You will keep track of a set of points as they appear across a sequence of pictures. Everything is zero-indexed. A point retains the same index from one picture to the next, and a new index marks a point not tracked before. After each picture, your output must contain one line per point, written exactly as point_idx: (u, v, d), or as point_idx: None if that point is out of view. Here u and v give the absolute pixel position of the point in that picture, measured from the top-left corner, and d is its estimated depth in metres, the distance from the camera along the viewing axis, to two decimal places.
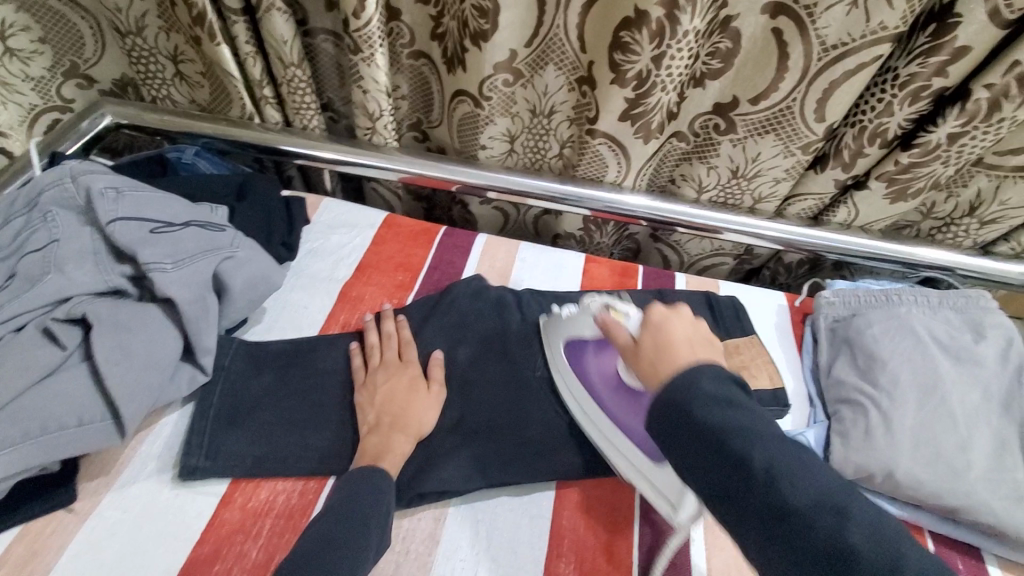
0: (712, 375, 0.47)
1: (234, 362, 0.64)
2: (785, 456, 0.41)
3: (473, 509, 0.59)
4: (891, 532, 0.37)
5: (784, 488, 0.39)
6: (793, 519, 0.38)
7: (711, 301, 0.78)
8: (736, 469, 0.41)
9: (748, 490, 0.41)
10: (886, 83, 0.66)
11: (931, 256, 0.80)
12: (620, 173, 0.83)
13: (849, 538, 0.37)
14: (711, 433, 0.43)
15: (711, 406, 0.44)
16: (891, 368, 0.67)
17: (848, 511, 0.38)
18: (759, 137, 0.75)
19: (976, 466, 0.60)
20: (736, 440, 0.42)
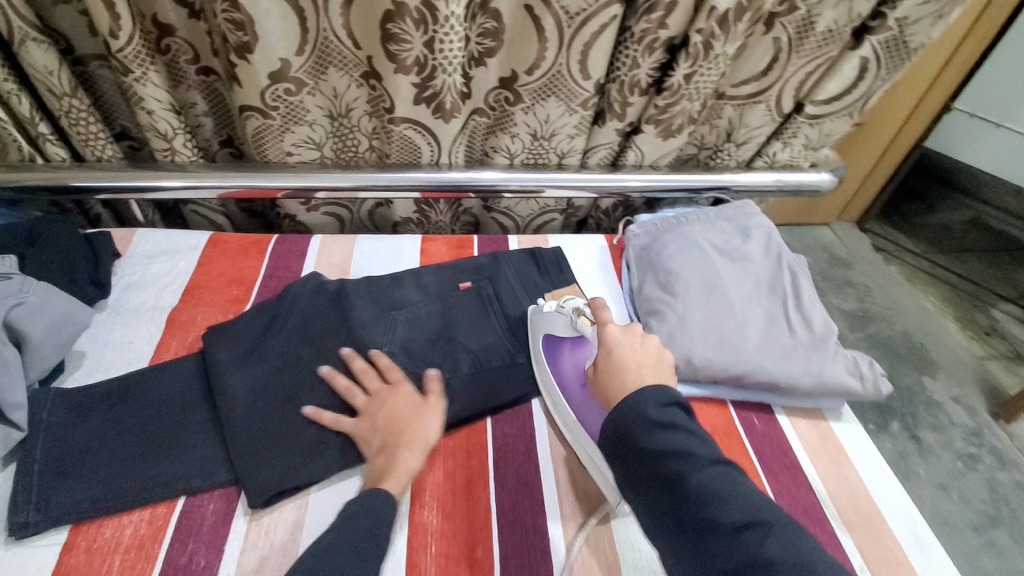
0: (654, 398, 0.54)
1: (54, 414, 0.61)
2: (716, 479, 0.49)
3: (335, 488, 0.61)
4: (773, 539, 0.45)
5: (712, 510, 0.48)
6: (715, 545, 0.47)
7: (535, 254, 0.86)
8: (674, 485, 0.50)
9: (683, 507, 0.49)
10: (631, 41, 0.77)
11: (705, 181, 0.96)
12: (434, 151, 0.88)
13: (768, 551, 0.44)
14: (654, 461, 0.51)
15: (647, 422, 0.53)
16: (682, 278, 0.79)
17: (751, 521, 0.46)
18: (543, 102, 0.83)
19: (751, 338, 0.74)
20: (646, 449, 0.52)
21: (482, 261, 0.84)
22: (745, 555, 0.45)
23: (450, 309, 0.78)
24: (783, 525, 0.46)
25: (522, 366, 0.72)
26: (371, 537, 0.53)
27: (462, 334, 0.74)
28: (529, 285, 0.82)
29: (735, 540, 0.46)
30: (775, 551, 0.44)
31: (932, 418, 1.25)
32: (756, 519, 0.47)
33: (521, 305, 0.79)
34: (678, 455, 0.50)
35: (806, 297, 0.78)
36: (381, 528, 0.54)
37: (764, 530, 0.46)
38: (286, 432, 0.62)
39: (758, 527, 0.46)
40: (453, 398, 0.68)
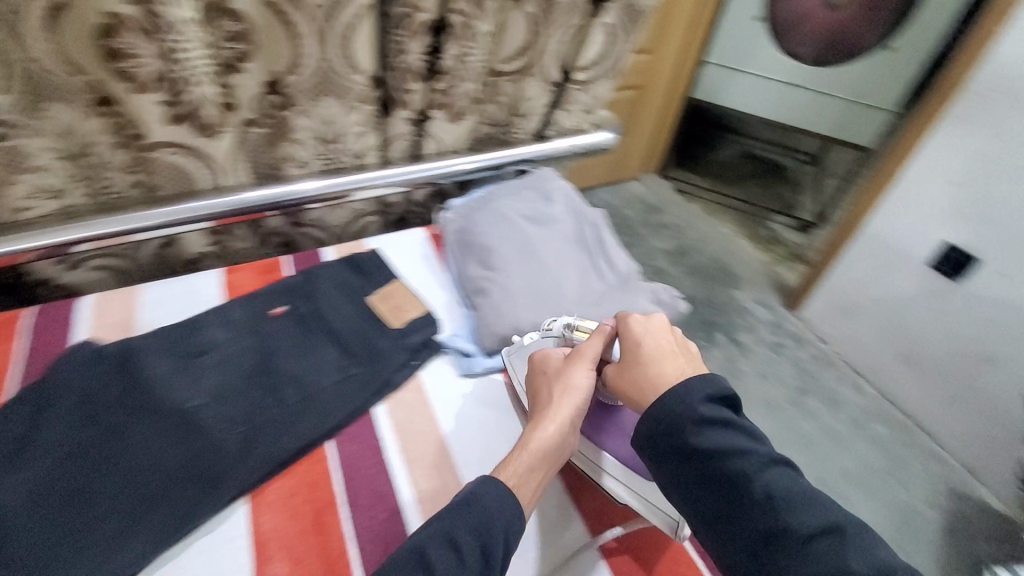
0: (700, 389, 0.51)
1: None
2: (781, 481, 0.46)
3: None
4: (852, 548, 0.42)
5: (782, 516, 0.44)
6: (788, 548, 0.43)
7: (353, 262, 0.82)
8: (733, 487, 0.46)
9: (745, 512, 0.46)
10: (395, 27, 0.76)
11: (503, 156, 1.00)
12: (213, 173, 0.80)
13: (846, 556, 0.41)
14: (710, 459, 0.47)
15: (698, 420, 0.49)
16: (497, 251, 0.82)
17: (824, 526, 0.43)
18: (319, 101, 0.80)
19: (569, 291, 0.79)
20: (697, 451, 0.48)
21: (293, 280, 0.78)
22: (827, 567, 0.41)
23: (266, 339, 0.71)
24: (852, 527, 0.43)
25: (357, 377, 0.69)
26: (485, 527, 0.51)
27: (284, 362, 0.68)
28: (350, 293, 0.78)
29: (810, 551, 0.42)
30: (858, 561, 0.41)
31: (747, 323, 1.47)
32: (827, 522, 0.43)
33: (344, 316, 0.75)
34: (736, 457, 0.47)
35: (607, 244, 0.87)
36: (494, 529, 0.51)
37: (840, 530, 0.43)
38: (79, 531, 0.53)
39: (830, 528, 0.43)
40: (284, 432, 0.62)
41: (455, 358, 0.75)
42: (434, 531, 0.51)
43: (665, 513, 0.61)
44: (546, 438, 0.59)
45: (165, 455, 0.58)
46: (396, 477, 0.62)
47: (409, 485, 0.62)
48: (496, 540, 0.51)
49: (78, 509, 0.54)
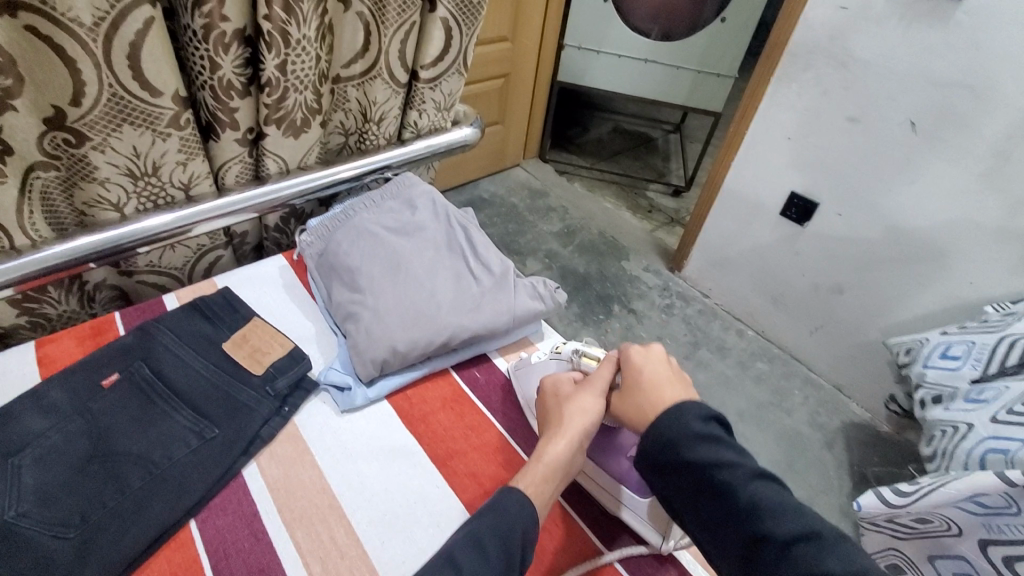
0: (694, 412, 0.53)
1: None
2: (767, 492, 0.48)
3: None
4: (831, 553, 0.45)
5: (766, 524, 0.47)
6: (775, 556, 0.46)
7: (198, 305, 0.72)
8: (723, 499, 0.49)
9: (733, 519, 0.48)
10: (196, 40, 0.68)
11: (360, 165, 0.93)
12: (0, 233, 0.67)
13: (826, 564, 0.44)
14: (699, 471, 0.50)
15: (691, 439, 0.51)
16: (364, 270, 0.77)
17: (804, 533, 0.46)
18: (118, 131, 0.69)
19: (444, 303, 0.75)
20: (691, 467, 0.50)
21: (126, 340, 0.67)
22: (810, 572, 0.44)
23: (96, 417, 0.60)
24: (831, 533, 0.46)
25: (218, 439, 0.61)
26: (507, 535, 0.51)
27: (123, 440, 0.59)
28: (198, 343, 0.69)
29: (792, 555, 0.45)
30: (838, 564, 0.44)
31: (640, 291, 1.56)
32: (808, 529, 0.46)
33: (194, 371, 0.66)
34: (724, 469, 0.49)
35: (479, 244, 0.84)
36: (514, 542, 0.51)
37: (818, 537, 0.46)
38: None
39: (811, 536, 0.46)
40: (129, 525, 0.53)
41: (332, 395, 0.69)
42: (461, 535, 0.52)
43: (658, 525, 0.60)
44: (560, 454, 0.59)
45: None
46: (274, 540, 0.56)
47: (292, 545, 0.56)
48: (518, 547, 0.52)
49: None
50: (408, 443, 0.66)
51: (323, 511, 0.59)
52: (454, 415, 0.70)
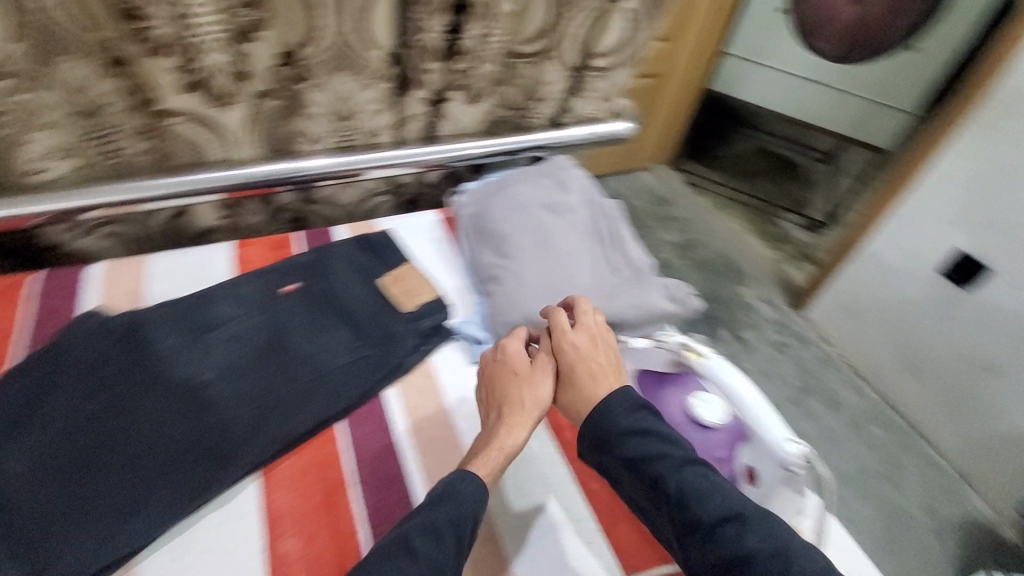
0: (625, 400, 0.55)
1: None
2: (696, 476, 0.50)
3: (165, 550, 0.53)
4: (752, 529, 0.47)
5: (693, 510, 0.48)
6: (705, 535, 0.47)
7: (365, 241, 0.81)
8: (653, 484, 0.51)
9: (665, 507, 0.50)
10: (412, 3, 0.74)
11: (525, 141, 0.98)
12: (224, 146, 0.79)
13: (744, 539, 0.46)
14: (633, 461, 0.52)
15: (626, 425, 0.54)
16: (514, 239, 0.81)
17: (723, 514, 0.48)
18: (334, 76, 0.77)
19: (580, 283, 0.78)
20: (626, 453, 0.52)
21: (304, 258, 0.77)
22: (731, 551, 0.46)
23: (276, 317, 0.71)
24: (760, 518, 0.48)
25: (367, 358, 0.69)
26: (463, 515, 0.51)
27: (295, 342, 0.68)
28: (360, 274, 0.77)
29: (717, 535, 0.47)
30: (754, 541, 0.46)
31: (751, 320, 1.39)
32: (732, 512, 0.48)
33: (354, 297, 0.74)
34: (653, 457, 0.51)
35: (624, 239, 0.86)
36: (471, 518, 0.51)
37: (744, 517, 0.47)
38: (84, 503, 0.53)
39: (736, 515, 0.48)
40: (292, 411, 0.62)
41: (466, 345, 0.75)
42: (416, 521, 0.51)
43: None
44: (516, 437, 0.57)
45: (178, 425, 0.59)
46: (406, 459, 0.63)
47: (421, 466, 0.62)
48: (467, 520, 0.51)
49: (85, 481, 0.54)
50: None
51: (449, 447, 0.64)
52: None
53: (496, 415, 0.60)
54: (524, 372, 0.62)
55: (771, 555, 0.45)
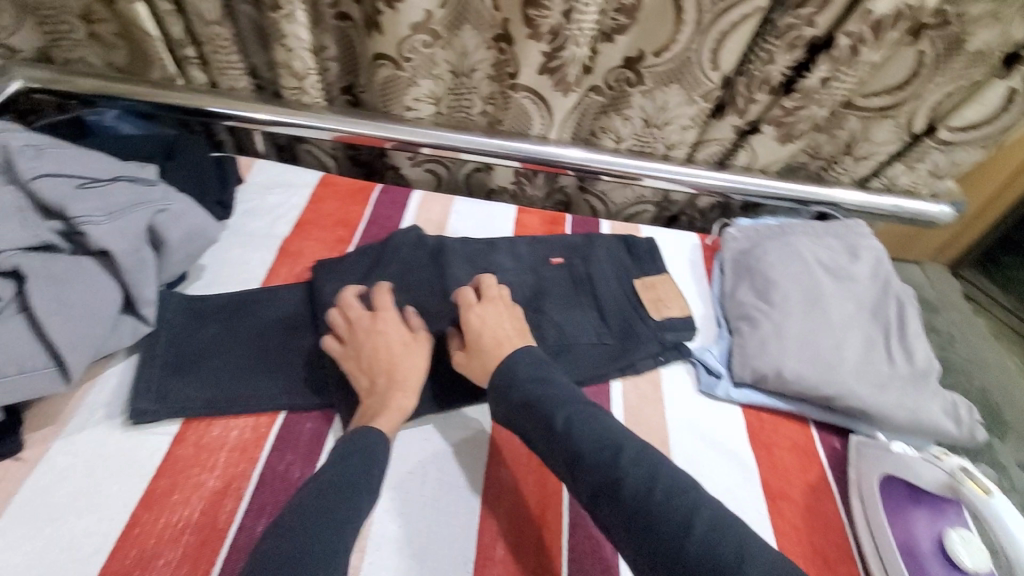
0: (526, 361, 0.61)
1: (177, 317, 0.67)
2: (583, 420, 0.54)
3: (419, 427, 0.64)
4: (694, 504, 0.46)
5: (617, 470, 0.49)
6: (580, 469, 0.51)
7: (630, 242, 0.85)
8: (542, 426, 0.55)
9: (575, 463, 0.51)
10: (770, 34, 0.74)
11: (818, 193, 0.91)
12: (545, 125, 0.88)
13: (621, 471, 0.49)
14: (537, 405, 0.56)
15: (530, 380, 0.59)
16: (783, 288, 0.77)
17: (670, 487, 0.48)
18: (665, 87, 0.81)
19: (847, 360, 0.71)
20: (534, 403, 0.56)
21: (576, 239, 0.83)
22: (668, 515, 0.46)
23: (542, 283, 0.78)
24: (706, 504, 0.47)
25: (607, 346, 0.73)
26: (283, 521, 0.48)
27: (551, 307, 0.75)
28: (619, 269, 0.81)
29: (654, 491, 0.47)
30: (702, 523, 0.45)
31: None
32: (678, 489, 0.48)
33: (610, 288, 0.78)
34: (568, 407, 0.55)
35: (910, 328, 0.75)
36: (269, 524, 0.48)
37: (628, 455, 0.50)
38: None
39: (619, 453, 0.50)
40: None
41: (698, 371, 0.74)
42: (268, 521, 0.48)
43: None
44: (405, 403, 0.61)
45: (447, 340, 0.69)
46: None
47: None
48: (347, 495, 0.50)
49: None
50: (747, 457, 0.68)
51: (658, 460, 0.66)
52: (800, 463, 0.69)
53: (385, 376, 0.61)
54: (405, 347, 0.64)
55: (642, 491, 0.47)
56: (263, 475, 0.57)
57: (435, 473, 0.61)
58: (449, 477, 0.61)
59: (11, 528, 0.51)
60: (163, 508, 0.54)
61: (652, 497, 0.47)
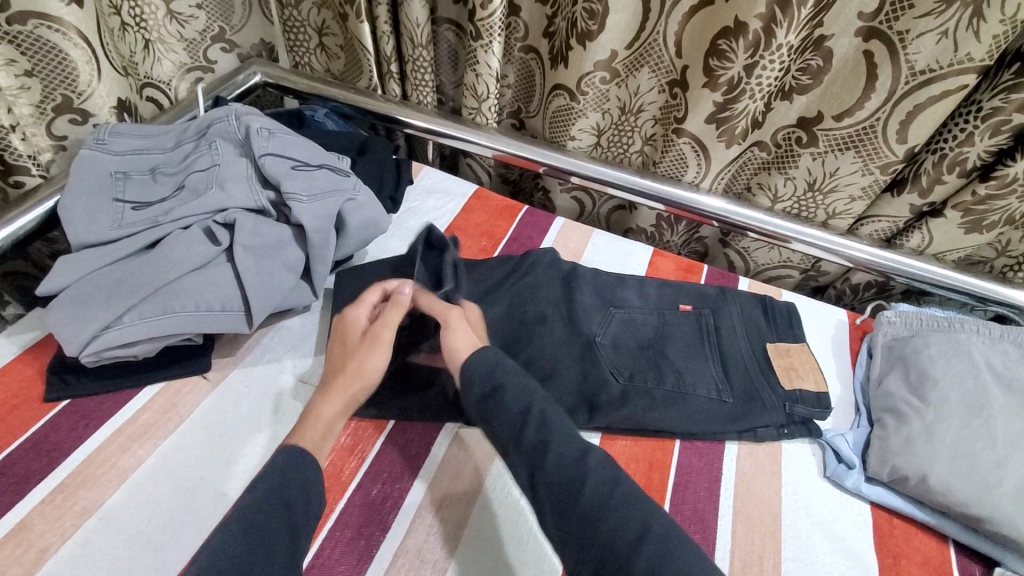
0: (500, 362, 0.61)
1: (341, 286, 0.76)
2: (556, 421, 0.55)
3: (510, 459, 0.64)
4: (655, 524, 0.48)
5: (585, 471, 0.51)
6: (542, 462, 0.52)
7: (766, 304, 0.81)
8: (518, 419, 0.55)
9: (540, 458, 0.52)
10: (970, 115, 0.69)
11: (1001, 292, 0.80)
12: (699, 174, 0.88)
13: (586, 473, 0.51)
14: (508, 399, 0.57)
15: (508, 376, 0.59)
16: (940, 387, 0.69)
17: (632, 501, 0.49)
18: (839, 153, 0.78)
19: (1009, 483, 0.61)
20: (514, 402, 0.56)
21: (709, 290, 0.81)
22: (629, 525, 0.47)
23: (670, 324, 0.77)
24: (665, 526, 0.48)
25: (726, 406, 0.69)
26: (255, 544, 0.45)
27: (676, 349, 0.74)
28: (751, 328, 0.78)
29: (617, 504, 0.49)
30: (653, 532, 0.47)
31: None
32: (634, 498, 0.50)
33: (740, 348, 0.75)
34: (546, 409, 0.56)
35: None
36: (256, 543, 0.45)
37: (595, 458, 0.52)
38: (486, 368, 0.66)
39: (586, 453, 0.52)
40: (656, 408, 0.67)
41: (825, 456, 0.69)
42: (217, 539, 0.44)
43: None
44: (327, 408, 0.59)
45: (563, 361, 0.70)
46: (719, 512, 0.63)
47: (730, 533, 0.61)
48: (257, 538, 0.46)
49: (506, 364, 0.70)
50: (869, 561, 0.61)
51: (763, 535, 0.62)
52: None
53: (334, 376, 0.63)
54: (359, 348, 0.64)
55: (600, 497, 0.49)
56: (384, 446, 0.63)
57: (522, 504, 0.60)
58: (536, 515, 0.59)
59: (191, 431, 0.62)
60: None
61: (609, 502, 0.49)
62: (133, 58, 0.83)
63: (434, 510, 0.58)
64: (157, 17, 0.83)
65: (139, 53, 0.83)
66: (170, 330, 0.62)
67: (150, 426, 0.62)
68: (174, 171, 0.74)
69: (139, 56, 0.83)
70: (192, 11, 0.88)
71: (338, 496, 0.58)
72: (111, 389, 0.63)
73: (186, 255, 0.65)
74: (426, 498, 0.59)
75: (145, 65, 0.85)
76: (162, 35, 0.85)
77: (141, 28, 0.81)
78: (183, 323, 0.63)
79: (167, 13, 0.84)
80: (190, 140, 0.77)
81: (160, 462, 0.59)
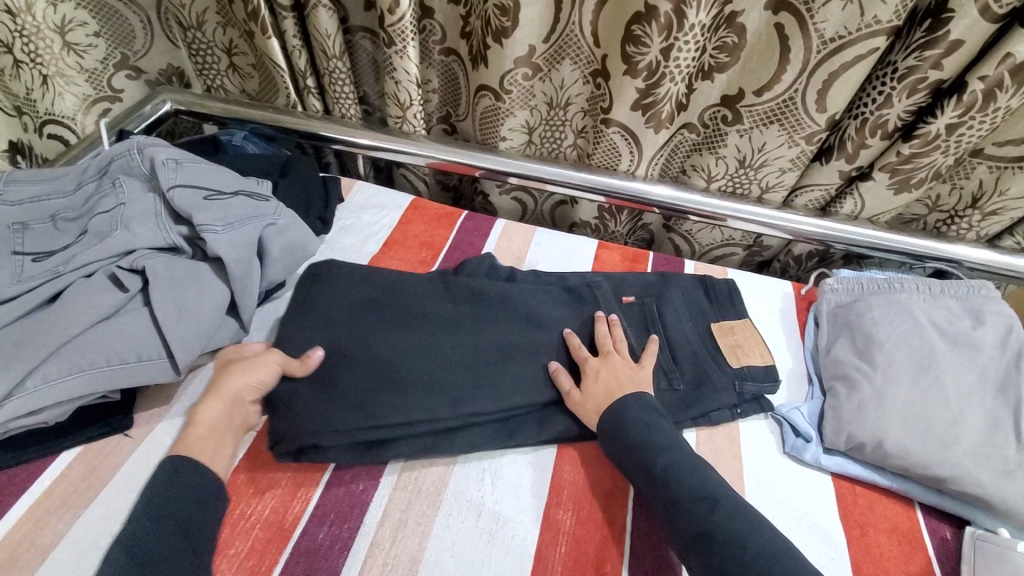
0: (636, 405, 0.61)
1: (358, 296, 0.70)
2: (684, 469, 0.55)
3: (464, 480, 0.61)
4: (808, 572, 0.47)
5: (714, 519, 0.50)
6: (676, 513, 0.52)
7: (706, 284, 0.80)
8: (645, 473, 0.56)
9: (677, 511, 0.52)
10: (888, 77, 0.70)
11: (936, 249, 0.82)
12: (633, 162, 0.87)
13: (714, 523, 0.50)
14: (637, 452, 0.57)
15: (637, 430, 0.59)
16: (887, 349, 0.70)
17: (775, 544, 0.49)
18: (764, 128, 0.78)
19: (965, 439, 0.62)
20: (644, 452, 0.57)
21: (654, 278, 0.80)
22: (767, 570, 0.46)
23: (618, 310, 0.75)
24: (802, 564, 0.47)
25: (678, 393, 0.69)
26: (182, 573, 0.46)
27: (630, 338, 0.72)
28: (700, 311, 0.77)
29: (751, 552, 0.47)
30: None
31: None
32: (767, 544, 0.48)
33: (690, 333, 0.74)
34: (665, 459, 0.56)
35: None
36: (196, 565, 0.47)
37: (724, 509, 0.51)
38: (430, 389, 0.63)
39: (715, 505, 0.51)
40: None
41: (783, 431, 0.69)
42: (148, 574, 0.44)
43: None
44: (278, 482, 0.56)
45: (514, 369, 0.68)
46: None
47: None
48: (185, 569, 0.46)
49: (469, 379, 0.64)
50: (837, 535, 0.61)
51: None
52: (901, 550, 0.60)
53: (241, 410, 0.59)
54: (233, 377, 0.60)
55: (735, 549, 0.48)
56: (331, 484, 0.59)
57: (478, 528, 0.57)
58: (497, 538, 0.57)
59: (117, 495, 0.57)
60: (238, 499, 0.57)
61: (745, 554, 0.47)
62: (28, 95, 0.81)
63: (389, 546, 0.55)
64: (52, 51, 0.78)
65: (36, 90, 0.80)
66: (78, 391, 0.57)
67: (70, 495, 0.56)
68: (75, 215, 0.68)
69: (36, 93, 0.80)
70: (91, 40, 0.82)
71: (282, 546, 0.54)
72: (25, 460, 0.58)
73: (92, 306, 0.60)
74: (380, 535, 0.56)
75: (44, 102, 0.82)
76: (59, 67, 0.80)
77: (36, 63, 0.78)
78: (89, 382, 0.57)
79: (63, 45, 0.79)
80: (91, 179, 0.71)
81: (83, 533, 0.54)
